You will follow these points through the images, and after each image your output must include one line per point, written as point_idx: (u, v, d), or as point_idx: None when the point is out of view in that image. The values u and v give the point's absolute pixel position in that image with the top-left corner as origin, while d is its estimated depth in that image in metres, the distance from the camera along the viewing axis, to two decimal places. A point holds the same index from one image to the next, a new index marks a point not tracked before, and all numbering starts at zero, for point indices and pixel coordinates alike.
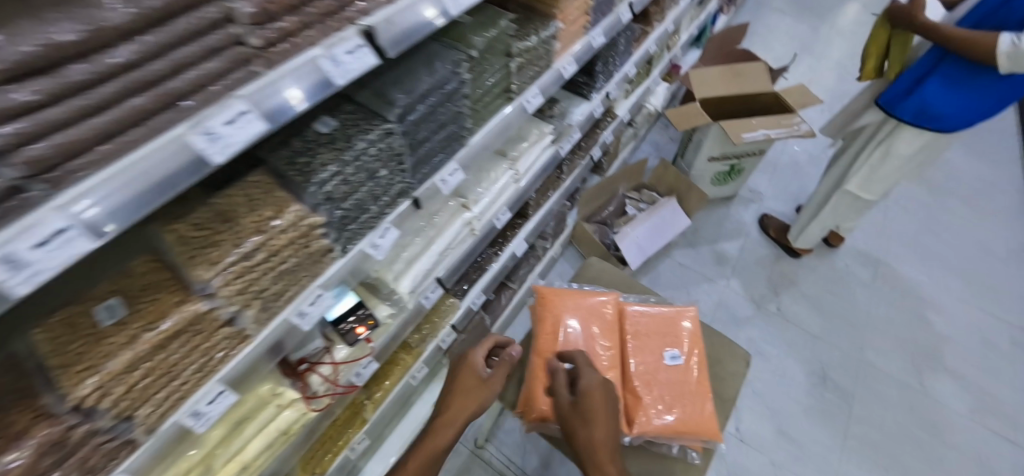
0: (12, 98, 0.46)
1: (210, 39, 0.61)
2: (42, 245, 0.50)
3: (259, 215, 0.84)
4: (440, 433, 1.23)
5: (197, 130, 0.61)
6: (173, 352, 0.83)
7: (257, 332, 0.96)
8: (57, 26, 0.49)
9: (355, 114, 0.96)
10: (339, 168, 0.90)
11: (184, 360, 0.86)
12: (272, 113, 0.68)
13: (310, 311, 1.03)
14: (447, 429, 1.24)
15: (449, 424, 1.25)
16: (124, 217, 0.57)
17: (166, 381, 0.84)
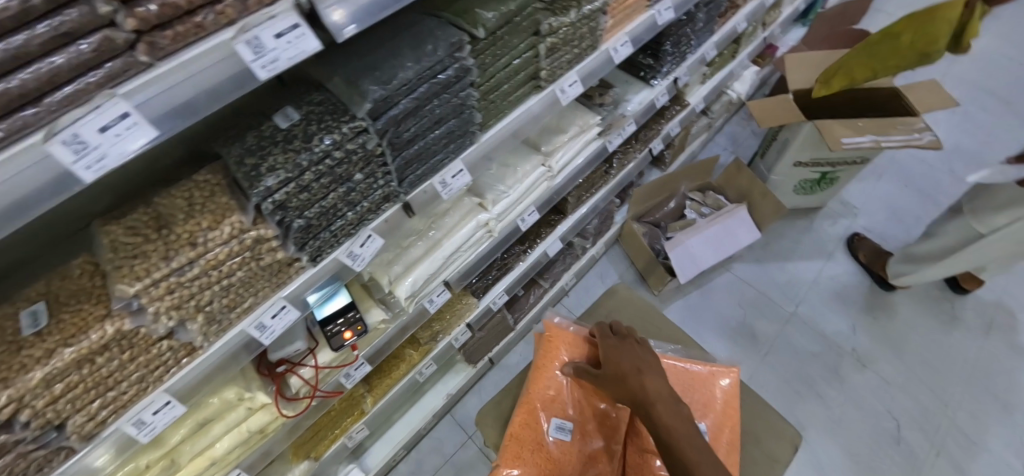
0: None
1: (65, 12, 0.47)
2: None
3: (198, 224, 0.75)
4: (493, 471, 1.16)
5: (60, 135, 0.48)
6: (107, 365, 0.76)
7: (209, 342, 0.86)
8: None
9: (323, 108, 0.81)
10: (292, 174, 0.76)
11: (120, 373, 0.78)
12: (169, 114, 0.55)
13: (272, 326, 0.91)
14: None
15: None
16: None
17: (102, 393, 0.77)
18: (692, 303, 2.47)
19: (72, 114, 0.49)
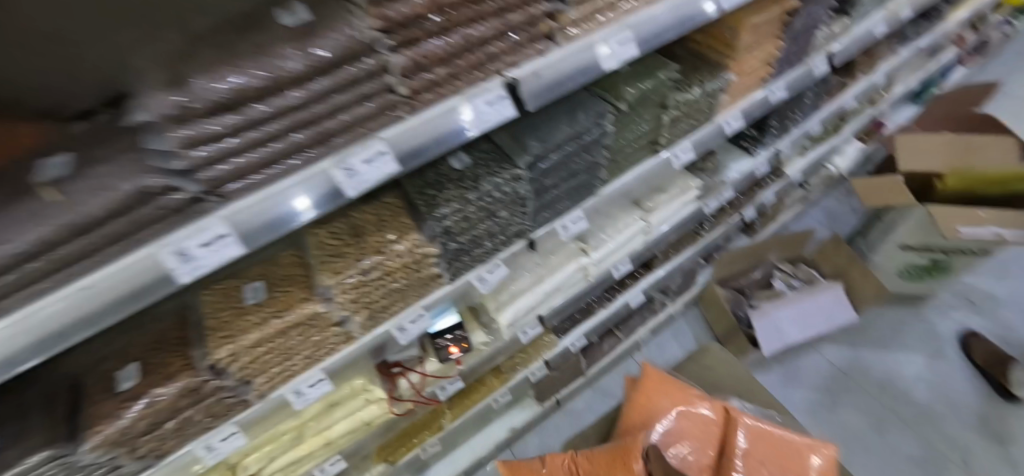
0: (195, 132, 0.54)
1: (370, 83, 0.65)
2: (207, 245, 0.64)
3: (383, 237, 0.92)
4: None
5: (340, 164, 0.69)
6: (292, 339, 0.94)
7: (361, 334, 1.03)
8: (238, 71, 0.54)
9: (489, 155, 0.99)
10: (461, 206, 0.93)
11: (298, 346, 0.96)
12: (409, 153, 0.73)
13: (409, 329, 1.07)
14: None
15: None
16: (281, 224, 0.69)
17: (282, 360, 0.96)
18: (778, 380, 2.34)
19: (349, 148, 0.69)
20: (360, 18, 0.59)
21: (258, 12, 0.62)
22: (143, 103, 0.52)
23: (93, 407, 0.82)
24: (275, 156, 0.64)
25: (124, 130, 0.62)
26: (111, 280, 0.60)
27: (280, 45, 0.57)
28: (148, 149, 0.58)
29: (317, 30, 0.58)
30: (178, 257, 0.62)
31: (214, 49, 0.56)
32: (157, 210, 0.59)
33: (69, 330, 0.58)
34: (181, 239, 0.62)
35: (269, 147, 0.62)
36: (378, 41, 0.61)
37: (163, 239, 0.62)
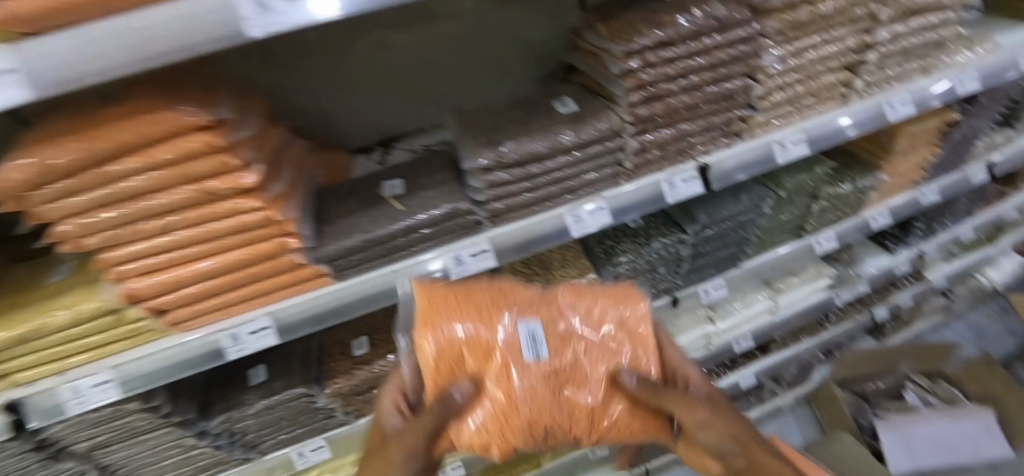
0: (500, 176, 0.82)
1: (605, 158, 0.90)
2: (474, 256, 0.87)
3: (567, 273, 1.13)
4: (690, 440, 0.73)
5: (572, 211, 0.91)
6: None
7: None
8: (538, 139, 0.83)
9: (659, 221, 1.18)
10: (633, 257, 1.13)
11: None
12: (619, 210, 0.94)
13: None
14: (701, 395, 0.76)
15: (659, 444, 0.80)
16: (521, 251, 0.91)
17: None
18: None
19: (580, 201, 0.92)
20: (621, 111, 0.87)
21: (541, 101, 0.93)
22: (469, 157, 0.81)
23: (335, 363, 1.10)
24: (529, 200, 0.88)
25: (439, 166, 0.92)
26: (407, 268, 0.85)
27: (561, 126, 0.85)
28: (463, 187, 0.87)
29: (589, 119, 0.86)
30: (453, 261, 0.86)
31: (517, 126, 0.86)
32: (454, 227, 0.86)
33: (377, 296, 0.86)
34: (460, 248, 0.87)
35: (529, 195, 0.88)
36: (625, 130, 0.87)
37: (447, 246, 0.87)
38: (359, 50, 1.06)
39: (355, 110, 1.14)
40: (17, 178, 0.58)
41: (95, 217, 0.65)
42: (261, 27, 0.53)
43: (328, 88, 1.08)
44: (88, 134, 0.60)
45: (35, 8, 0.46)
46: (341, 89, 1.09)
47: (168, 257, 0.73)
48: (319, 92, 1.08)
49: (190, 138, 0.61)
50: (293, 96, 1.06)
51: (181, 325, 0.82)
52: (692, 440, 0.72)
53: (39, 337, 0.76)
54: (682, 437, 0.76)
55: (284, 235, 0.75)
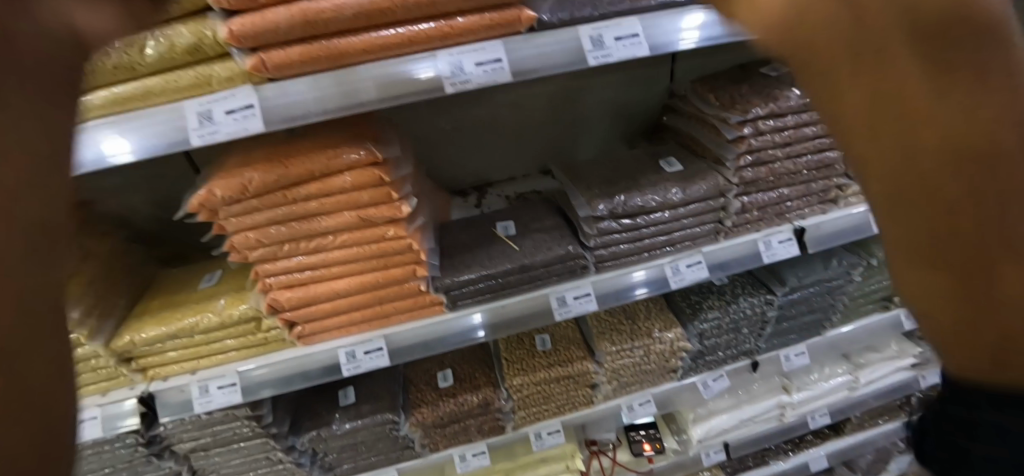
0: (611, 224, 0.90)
1: (706, 215, 0.95)
2: (576, 298, 0.92)
3: (652, 325, 1.15)
4: (935, 168, 0.29)
5: (671, 263, 0.95)
6: (558, 387, 1.14)
7: (600, 401, 1.19)
8: (648, 193, 0.91)
9: (746, 282, 1.20)
10: (720, 314, 1.13)
11: (558, 396, 1.15)
12: (715, 266, 0.97)
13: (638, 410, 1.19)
14: (917, 68, 0.28)
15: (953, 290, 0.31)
16: (622, 297, 0.94)
17: (543, 403, 1.15)
18: None
19: (678, 255, 0.96)
20: (727, 173, 0.94)
21: (646, 159, 1.02)
22: (584, 206, 0.90)
23: (420, 393, 1.12)
24: (633, 250, 0.93)
25: (547, 212, 1.00)
26: (514, 304, 0.91)
27: (670, 183, 0.93)
28: (575, 234, 0.94)
29: (695, 178, 0.94)
30: (558, 301, 0.91)
31: (626, 181, 0.95)
32: (561, 270, 0.91)
33: (482, 329, 0.91)
34: (565, 290, 0.91)
35: (635, 244, 0.93)
36: (729, 191, 0.93)
37: (553, 286, 0.92)
38: (482, 110, 1.17)
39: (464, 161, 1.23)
40: (220, 193, 0.69)
41: (268, 231, 0.75)
42: (451, 84, 0.62)
43: (446, 140, 1.19)
44: (285, 161, 0.70)
45: (284, 59, 0.58)
46: (458, 141, 1.20)
47: (313, 274, 0.81)
48: (438, 143, 1.19)
49: (365, 172, 0.72)
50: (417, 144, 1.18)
51: (305, 339, 0.87)
52: (965, 208, 0.29)
53: (187, 335, 0.84)
54: (945, 197, 0.29)
55: (415, 262, 0.82)
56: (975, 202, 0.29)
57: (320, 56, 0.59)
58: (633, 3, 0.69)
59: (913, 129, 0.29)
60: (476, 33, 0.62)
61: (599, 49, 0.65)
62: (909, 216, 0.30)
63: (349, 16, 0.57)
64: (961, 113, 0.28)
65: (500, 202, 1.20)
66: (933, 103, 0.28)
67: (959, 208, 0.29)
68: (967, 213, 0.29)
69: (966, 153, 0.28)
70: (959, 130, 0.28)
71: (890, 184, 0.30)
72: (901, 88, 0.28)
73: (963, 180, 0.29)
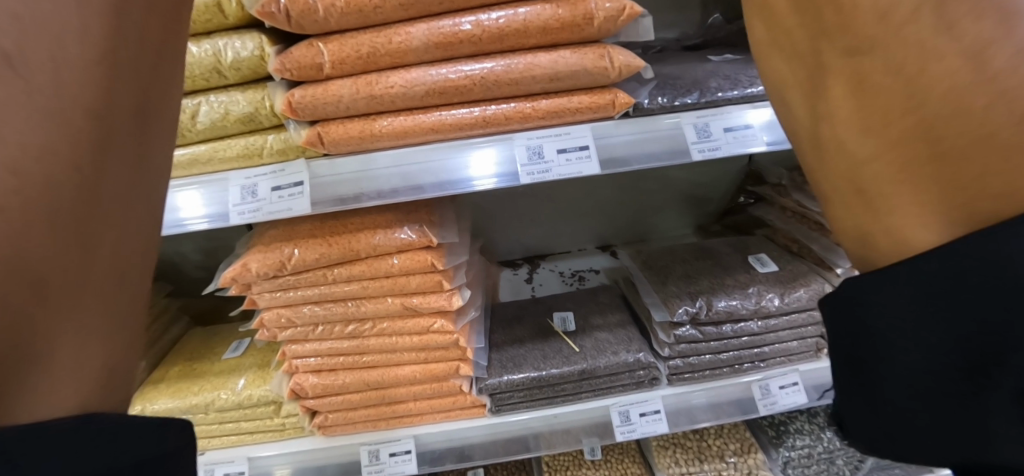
0: (691, 333, 0.76)
1: (807, 330, 0.79)
2: (643, 415, 0.77)
3: (724, 446, 0.97)
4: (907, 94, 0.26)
5: (761, 383, 0.79)
6: None
7: None
8: (737, 297, 0.78)
9: None
10: (811, 442, 0.94)
11: None
12: (817, 390, 0.80)
13: None
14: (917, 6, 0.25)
15: (895, 214, 0.28)
16: (701, 417, 0.79)
17: None
18: None
19: (770, 372, 0.80)
20: (836, 282, 0.79)
21: (731, 255, 0.89)
22: (662, 308, 0.77)
23: None
24: (715, 363, 0.78)
25: (613, 304, 0.88)
26: (569, 415, 0.76)
27: (764, 287, 0.79)
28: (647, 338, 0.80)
29: (794, 282, 0.79)
30: (620, 417, 0.76)
31: (709, 279, 0.82)
32: (628, 380, 0.77)
33: (528, 440, 0.77)
34: (631, 404, 0.77)
35: (717, 356, 0.78)
36: None
37: (616, 398, 0.77)
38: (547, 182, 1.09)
39: (519, 233, 1.14)
40: (256, 268, 0.62)
41: (302, 310, 0.66)
42: (529, 172, 0.52)
43: (504, 211, 1.10)
44: (331, 238, 0.63)
45: (342, 135, 0.51)
46: (516, 213, 1.11)
47: (344, 361, 0.71)
48: (494, 214, 1.10)
49: (416, 256, 0.63)
50: (473, 212, 1.10)
51: (326, 430, 0.76)
52: (923, 126, 0.25)
53: (200, 413, 0.75)
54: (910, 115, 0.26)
55: (460, 359, 0.72)
56: (952, 127, 0.24)
57: (383, 133, 0.51)
58: (747, 88, 0.58)
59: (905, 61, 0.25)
60: (561, 116, 0.53)
61: (705, 141, 0.55)
62: (872, 135, 0.28)
63: (421, 92, 0.50)
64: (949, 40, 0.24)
65: (554, 281, 1.09)
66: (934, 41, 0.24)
67: (929, 127, 0.25)
68: (923, 129, 0.26)
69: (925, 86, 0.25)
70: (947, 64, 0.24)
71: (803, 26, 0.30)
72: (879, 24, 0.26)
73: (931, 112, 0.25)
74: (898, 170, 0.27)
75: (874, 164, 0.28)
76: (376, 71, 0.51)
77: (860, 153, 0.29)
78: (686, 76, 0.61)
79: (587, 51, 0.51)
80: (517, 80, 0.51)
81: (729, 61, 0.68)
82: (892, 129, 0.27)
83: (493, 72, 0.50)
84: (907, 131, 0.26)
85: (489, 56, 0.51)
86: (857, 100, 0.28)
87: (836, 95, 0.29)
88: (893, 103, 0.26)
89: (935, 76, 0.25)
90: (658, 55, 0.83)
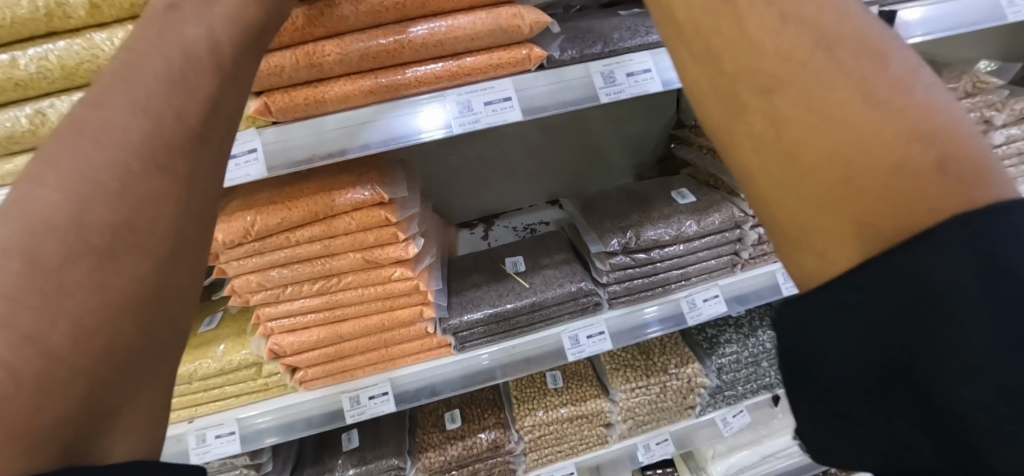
0: (624, 260, 0.87)
1: (722, 249, 0.92)
2: (590, 337, 0.87)
3: (667, 361, 1.10)
4: (816, 130, 0.29)
5: (688, 298, 0.92)
6: (571, 427, 1.09)
7: (615, 441, 1.14)
8: (661, 226, 0.89)
9: (765, 314, 1.17)
10: (738, 349, 1.09)
11: (571, 435, 1.10)
12: (734, 299, 0.93)
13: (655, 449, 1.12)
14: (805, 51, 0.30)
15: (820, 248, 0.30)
16: (650, 329, 0.90)
17: (556, 444, 1.10)
18: None
19: (695, 288, 0.92)
20: (742, 205, 0.91)
21: (658, 193, 1.00)
22: (598, 242, 0.88)
23: (427, 436, 1.07)
24: (648, 286, 0.90)
25: (558, 246, 0.97)
26: (526, 344, 0.86)
27: (684, 216, 0.90)
28: (588, 270, 0.91)
29: (709, 209, 0.91)
30: (569, 340, 0.86)
31: (638, 214, 0.93)
32: (574, 308, 0.87)
33: (492, 370, 0.85)
34: (578, 328, 0.87)
35: (649, 279, 0.90)
36: (745, 222, 0.91)
37: (565, 324, 0.87)
38: (490, 142, 1.15)
39: (470, 195, 1.21)
40: (222, 237, 0.67)
41: (270, 273, 0.72)
42: (460, 124, 0.60)
43: (453, 175, 1.17)
44: (289, 203, 0.69)
45: (288, 103, 0.57)
46: (464, 176, 1.18)
47: (317, 317, 0.78)
48: (445, 178, 1.17)
49: (371, 212, 0.70)
50: (424, 179, 1.16)
51: (308, 384, 0.83)
52: (839, 156, 0.29)
53: (185, 382, 0.80)
54: (822, 147, 0.29)
55: (423, 303, 0.80)
56: (861, 157, 0.28)
57: (327, 98, 0.57)
58: (645, 37, 0.67)
59: (812, 104, 0.29)
60: (484, 72, 0.61)
61: (611, 86, 0.64)
62: (788, 171, 0.31)
63: (356, 58, 0.56)
64: (847, 87, 0.29)
65: (508, 235, 1.17)
66: (835, 83, 0.29)
67: (845, 155, 0.28)
68: (841, 160, 0.29)
69: (836, 123, 0.29)
70: (848, 101, 0.28)
71: (702, 73, 0.35)
72: (783, 71, 0.30)
73: (846, 148, 0.28)
74: (823, 201, 0.30)
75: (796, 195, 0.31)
76: (313, 41, 0.56)
77: (786, 188, 0.31)
78: (595, 30, 0.69)
79: (500, 11, 0.59)
80: (441, 41, 0.57)
81: (633, 14, 0.76)
82: (809, 164, 0.30)
83: (420, 36, 0.57)
84: (832, 165, 0.29)
85: (415, 22, 0.57)
86: (770, 140, 0.31)
87: (748, 137, 0.32)
88: (805, 141, 0.30)
89: (834, 112, 0.29)
90: (578, 13, 0.90)
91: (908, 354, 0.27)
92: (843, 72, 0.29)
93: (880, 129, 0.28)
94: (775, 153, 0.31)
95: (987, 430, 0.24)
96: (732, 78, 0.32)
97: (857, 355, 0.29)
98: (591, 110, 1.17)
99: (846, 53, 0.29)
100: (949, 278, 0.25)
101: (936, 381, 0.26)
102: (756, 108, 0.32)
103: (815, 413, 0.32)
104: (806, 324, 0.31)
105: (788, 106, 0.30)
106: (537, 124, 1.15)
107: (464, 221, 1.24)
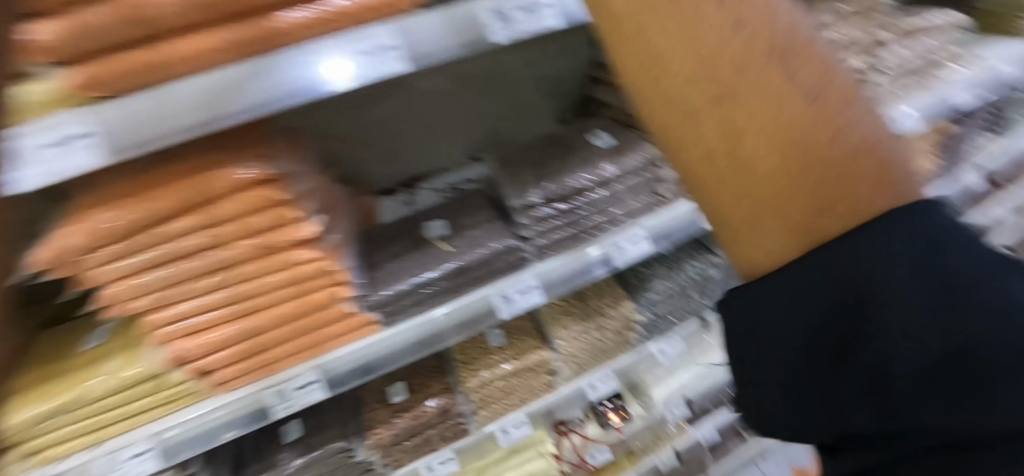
0: (544, 211, 0.85)
1: (641, 188, 0.93)
2: (520, 293, 0.86)
3: (602, 303, 1.14)
4: (759, 139, 0.30)
5: (614, 242, 0.91)
6: (517, 381, 1.11)
7: (561, 386, 1.17)
8: (580, 172, 0.87)
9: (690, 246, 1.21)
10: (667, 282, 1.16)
11: (519, 389, 1.13)
12: (659, 238, 0.94)
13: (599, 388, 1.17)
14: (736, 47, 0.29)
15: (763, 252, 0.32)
16: (578, 278, 0.90)
17: (504, 399, 1.12)
18: None
19: (620, 231, 0.92)
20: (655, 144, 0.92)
21: (574, 137, 0.98)
22: (517, 196, 0.85)
23: (372, 414, 1.04)
24: (572, 235, 0.89)
25: (481, 204, 0.93)
26: (457, 310, 0.83)
27: (600, 159, 0.89)
28: (511, 224, 0.89)
29: (625, 150, 0.91)
30: (500, 299, 0.84)
31: (557, 162, 0.90)
32: (502, 266, 0.85)
33: (426, 340, 0.83)
34: (507, 286, 0.85)
35: (572, 228, 0.89)
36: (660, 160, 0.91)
37: (494, 284, 0.85)
38: (400, 98, 1.07)
39: (386, 158, 1.13)
40: (77, 239, 0.58)
41: (149, 275, 0.63)
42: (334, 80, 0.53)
43: (366, 138, 1.08)
44: (154, 192, 0.60)
45: (117, 68, 0.49)
46: (377, 139, 1.10)
47: (219, 315, 0.69)
48: (357, 142, 1.08)
49: (255, 193, 0.62)
50: (334, 144, 1.06)
51: (225, 386, 0.76)
52: (790, 168, 0.29)
53: (76, 407, 0.71)
54: (775, 159, 0.29)
55: (335, 284, 0.74)
56: (809, 165, 0.29)
57: (167, 58, 0.50)
58: None
59: (757, 116, 0.29)
60: (351, 18, 0.55)
61: (504, 26, 0.58)
62: (731, 183, 0.31)
63: (191, 7, 0.49)
64: (781, 81, 0.29)
65: (433, 197, 1.12)
66: (784, 90, 0.29)
67: (792, 166, 0.29)
68: (793, 171, 0.29)
69: (784, 134, 0.29)
70: (788, 109, 0.29)
71: (632, 67, 0.32)
72: (717, 73, 0.29)
73: (792, 159, 0.29)
74: (766, 206, 0.31)
75: (738, 206, 0.32)
76: None
77: (735, 201, 0.32)
78: None
79: None
80: None
81: None
82: (755, 173, 0.30)
83: None
84: (783, 178, 0.30)
85: None
86: (713, 152, 0.31)
87: (693, 142, 0.32)
88: (751, 148, 0.30)
89: (783, 123, 0.29)
90: None
91: (849, 330, 0.30)
92: (786, 72, 0.29)
93: (822, 141, 0.29)
94: (716, 167, 0.31)
95: (914, 396, 0.27)
96: (662, 76, 0.31)
97: (802, 347, 0.32)
98: (504, 54, 1.10)
99: (783, 50, 0.29)
100: (898, 267, 0.28)
101: (886, 347, 0.28)
102: (694, 119, 0.31)
103: (751, 386, 0.35)
104: (755, 318, 0.34)
105: (725, 111, 0.30)
106: (449, 74, 1.08)
107: (385, 186, 1.16)
